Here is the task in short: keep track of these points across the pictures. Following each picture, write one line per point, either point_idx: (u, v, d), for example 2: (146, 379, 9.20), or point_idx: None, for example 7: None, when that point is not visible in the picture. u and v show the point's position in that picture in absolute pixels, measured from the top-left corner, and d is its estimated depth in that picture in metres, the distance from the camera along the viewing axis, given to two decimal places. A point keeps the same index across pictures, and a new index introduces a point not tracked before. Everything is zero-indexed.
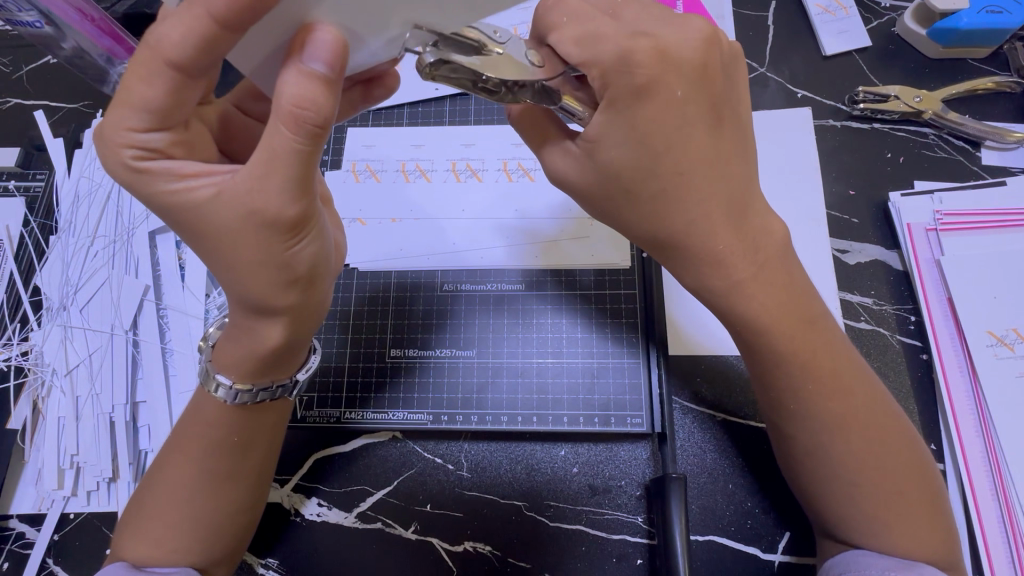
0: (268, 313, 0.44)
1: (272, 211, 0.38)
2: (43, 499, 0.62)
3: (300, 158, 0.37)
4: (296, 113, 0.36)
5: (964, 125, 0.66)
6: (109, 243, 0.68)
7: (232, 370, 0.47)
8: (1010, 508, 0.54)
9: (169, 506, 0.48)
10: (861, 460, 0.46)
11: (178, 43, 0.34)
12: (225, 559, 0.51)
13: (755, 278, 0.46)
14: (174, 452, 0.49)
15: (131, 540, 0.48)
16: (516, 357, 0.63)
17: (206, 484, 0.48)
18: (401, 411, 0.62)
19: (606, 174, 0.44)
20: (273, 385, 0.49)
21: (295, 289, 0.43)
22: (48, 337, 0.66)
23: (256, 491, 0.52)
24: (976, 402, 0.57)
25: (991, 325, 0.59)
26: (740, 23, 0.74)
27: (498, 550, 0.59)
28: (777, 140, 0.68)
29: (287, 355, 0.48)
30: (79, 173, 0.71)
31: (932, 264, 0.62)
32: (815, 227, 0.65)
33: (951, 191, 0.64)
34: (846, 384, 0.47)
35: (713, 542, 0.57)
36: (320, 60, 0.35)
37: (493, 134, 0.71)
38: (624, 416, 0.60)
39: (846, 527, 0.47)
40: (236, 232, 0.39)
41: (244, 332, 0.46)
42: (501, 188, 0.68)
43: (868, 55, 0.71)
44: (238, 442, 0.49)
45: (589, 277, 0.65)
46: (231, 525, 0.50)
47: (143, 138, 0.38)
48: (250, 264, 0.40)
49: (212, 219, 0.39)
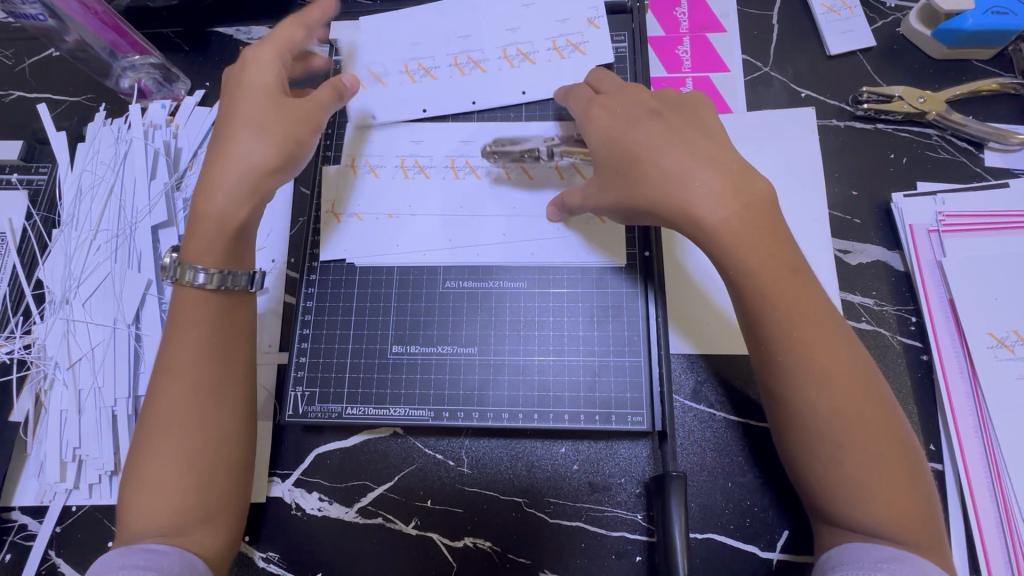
0: (235, 187, 0.53)
1: (295, 126, 0.56)
2: (46, 492, 0.63)
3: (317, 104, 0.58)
4: (332, 85, 0.60)
5: (967, 126, 0.65)
6: (112, 237, 0.68)
7: (197, 254, 0.53)
8: (1008, 507, 0.54)
9: (153, 463, 0.48)
10: (840, 402, 0.46)
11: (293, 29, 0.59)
12: (217, 531, 0.49)
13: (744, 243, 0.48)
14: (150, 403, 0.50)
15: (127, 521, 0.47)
16: (518, 354, 0.63)
17: (187, 433, 0.49)
18: (403, 407, 0.62)
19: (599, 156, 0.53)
20: (228, 279, 0.54)
21: (256, 189, 0.54)
22: (50, 331, 0.66)
23: (238, 445, 0.52)
24: (975, 402, 0.58)
25: (992, 327, 0.59)
26: (745, 22, 0.74)
27: (497, 546, 0.59)
28: (781, 140, 0.68)
29: (238, 248, 0.55)
30: (82, 166, 0.71)
31: (934, 265, 0.62)
32: (817, 228, 0.65)
33: (954, 193, 0.64)
34: (840, 356, 0.47)
35: (711, 539, 0.58)
36: (349, 79, 0.62)
37: (491, 131, 0.70)
38: (625, 414, 0.60)
39: (837, 502, 0.46)
40: (249, 104, 0.55)
41: (206, 217, 0.54)
42: (498, 188, 0.68)
43: (873, 55, 0.71)
44: (209, 378, 0.51)
45: (593, 278, 0.65)
46: (218, 481, 0.50)
47: (244, 55, 0.59)
48: (240, 124, 0.55)
49: (238, 86, 0.56)
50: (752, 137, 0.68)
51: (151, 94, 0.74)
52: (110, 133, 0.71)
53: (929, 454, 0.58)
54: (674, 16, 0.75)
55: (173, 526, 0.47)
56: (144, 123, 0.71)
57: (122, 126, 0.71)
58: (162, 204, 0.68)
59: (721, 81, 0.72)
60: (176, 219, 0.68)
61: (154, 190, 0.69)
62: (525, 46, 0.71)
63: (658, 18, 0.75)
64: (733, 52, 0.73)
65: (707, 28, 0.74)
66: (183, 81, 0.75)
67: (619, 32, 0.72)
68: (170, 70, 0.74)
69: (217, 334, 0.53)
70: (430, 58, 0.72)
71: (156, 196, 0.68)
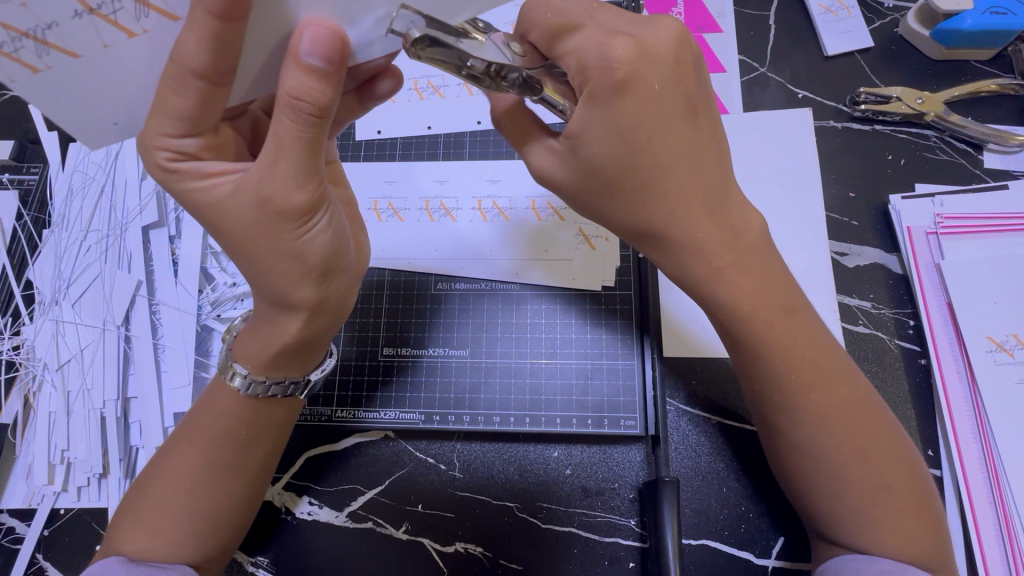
0: (289, 306, 0.44)
1: (282, 199, 0.38)
2: (34, 494, 0.63)
3: (303, 146, 0.37)
4: (294, 103, 0.36)
5: (966, 127, 0.65)
6: (103, 238, 0.67)
7: (248, 360, 0.47)
8: (1007, 515, 0.53)
9: (166, 492, 0.47)
10: (845, 453, 0.46)
11: (195, 52, 0.34)
12: (219, 556, 0.50)
13: (738, 270, 0.46)
14: (177, 441, 0.49)
15: (127, 535, 0.47)
16: (511, 357, 0.63)
17: (207, 477, 0.48)
18: (391, 410, 0.62)
19: (590, 171, 0.44)
20: (285, 380, 0.49)
21: (310, 282, 0.43)
22: (39, 331, 0.65)
23: (253, 494, 0.51)
24: (974, 407, 0.57)
25: (991, 331, 0.58)
26: (741, 23, 0.73)
27: (489, 551, 0.58)
28: (776, 142, 0.67)
29: (306, 354, 0.49)
30: (73, 166, 0.70)
31: (932, 268, 0.61)
32: (814, 230, 0.64)
33: (952, 195, 0.63)
34: (847, 391, 0.47)
35: (706, 546, 0.57)
36: (316, 55, 0.35)
37: (468, 170, 0.69)
38: (618, 418, 0.60)
39: (840, 527, 0.47)
40: (251, 225, 0.40)
41: (267, 325, 0.46)
42: (475, 229, 0.66)
43: (870, 56, 0.71)
44: (242, 435, 0.48)
45: (585, 293, 0.64)
46: (224, 521, 0.49)
47: (180, 143, 0.39)
48: (268, 254, 0.41)
49: (228, 214, 0.40)
50: (749, 138, 0.68)
51: None
52: None
53: (927, 459, 0.57)
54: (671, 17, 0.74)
55: (173, 556, 0.46)
56: None
57: None
58: (153, 205, 0.67)
59: (718, 82, 0.71)
60: (167, 220, 0.68)
61: (145, 190, 0.68)
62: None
63: None
64: (730, 52, 0.72)
65: (704, 28, 0.73)
66: None
67: None
68: None
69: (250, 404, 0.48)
70: (440, 77, 0.72)
71: (147, 196, 0.68)
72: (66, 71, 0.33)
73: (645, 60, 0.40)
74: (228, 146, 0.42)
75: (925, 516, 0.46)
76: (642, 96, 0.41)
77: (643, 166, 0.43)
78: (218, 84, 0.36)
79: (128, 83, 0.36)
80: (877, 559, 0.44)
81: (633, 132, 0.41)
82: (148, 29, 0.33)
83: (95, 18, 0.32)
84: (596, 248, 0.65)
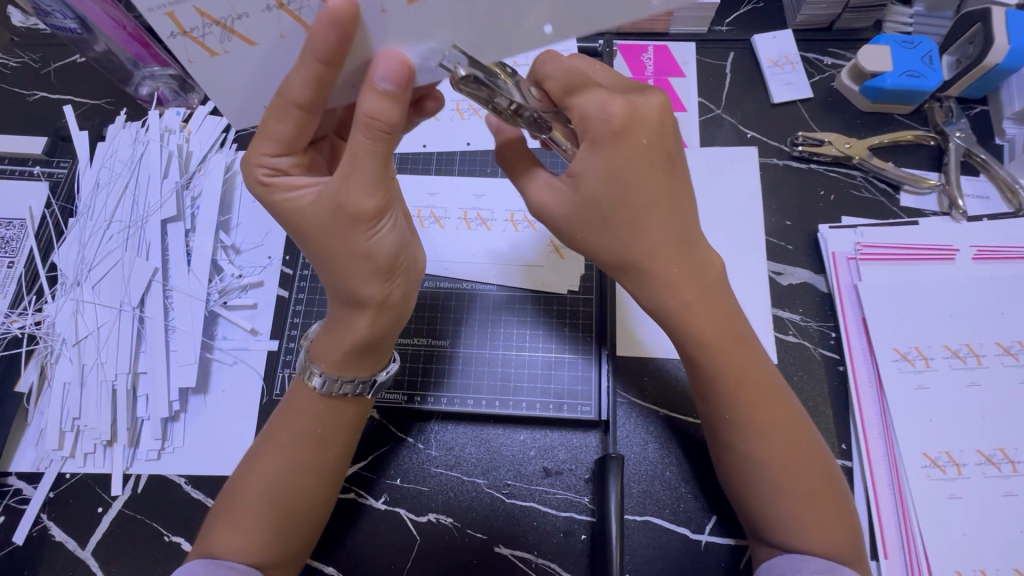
0: (359, 303, 0.52)
1: (355, 204, 0.47)
2: (43, 459, 0.69)
3: (376, 158, 0.47)
4: (369, 122, 0.45)
5: (886, 170, 0.75)
6: (124, 228, 0.74)
7: (324, 358, 0.56)
8: (903, 500, 0.62)
9: (253, 494, 0.54)
10: (790, 463, 0.54)
11: (300, 88, 0.44)
12: (288, 561, 0.55)
13: (701, 304, 0.55)
14: (261, 447, 0.56)
15: (217, 536, 0.53)
16: (486, 348, 0.71)
17: (288, 475, 0.55)
18: (443, 396, 0.69)
19: (587, 206, 0.53)
20: (355, 380, 0.57)
21: (377, 278, 0.51)
22: (60, 309, 0.72)
23: (326, 495, 0.57)
24: (880, 409, 0.66)
25: (896, 343, 0.68)
26: (701, 70, 0.84)
27: (458, 522, 0.66)
28: (725, 174, 0.78)
29: (373, 348, 0.55)
30: (101, 163, 0.78)
31: (851, 288, 0.71)
32: (754, 252, 0.74)
33: (871, 226, 0.74)
34: (785, 406, 0.56)
35: (649, 521, 0.65)
36: (389, 80, 0.44)
37: (457, 184, 0.78)
38: (575, 404, 0.68)
39: (781, 532, 0.53)
40: (328, 226, 0.49)
41: (339, 324, 0.55)
42: (461, 236, 0.75)
43: (810, 105, 0.82)
44: (319, 434, 0.56)
45: (552, 296, 0.72)
46: (302, 520, 0.55)
47: (276, 160, 0.50)
48: (343, 255, 0.50)
49: (309, 217, 0.49)
50: (702, 169, 0.78)
51: (168, 102, 0.84)
52: (128, 134, 0.79)
53: (841, 452, 0.66)
54: (641, 61, 0.85)
55: (261, 554, 0.53)
56: (161, 127, 0.79)
57: (139, 129, 0.79)
58: (172, 200, 0.75)
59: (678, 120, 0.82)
60: (184, 215, 0.75)
61: (166, 188, 0.75)
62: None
63: (626, 62, 0.85)
64: (690, 94, 0.83)
65: (668, 73, 0.84)
66: (196, 92, 0.85)
67: None
68: (185, 81, 0.84)
69: (326, 407, 0.57)
70: None
71: (167, 193, 0.75)
72: (238, 53, 0.43)
73: (635, 118, 0.50)
74: (314, 166, 0.53)
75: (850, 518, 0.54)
76: (632, 146, 0.50)
77: (627, 205, 0.52)
78: (309, 113, 0.47)
79: (248, 78, 0.46)
80: (813, 558, 0.51)
81: (620, 174, 0.51)
82: (284, 34, 0.43)
83: (280, 12, 0.41)
84: (564, 257, 0.73)
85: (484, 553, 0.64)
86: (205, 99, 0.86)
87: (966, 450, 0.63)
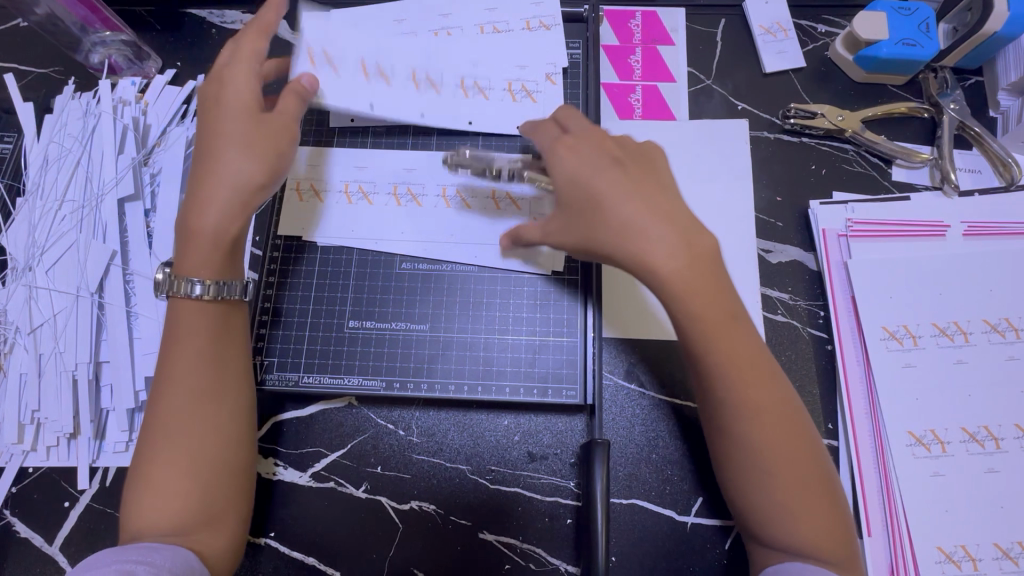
0: (227, 201, 0.52)
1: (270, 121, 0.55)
2: (2, 452, 0.66)
3: (297, 106, 0.58)
4: (303, 90, 0.59)
5: (879, 143, 0.73)
6: (77, 208, 0.69)
7: (190, 264, 0.53)
8: (888, 478, 0.63)
9: (160, 457, 0.49)
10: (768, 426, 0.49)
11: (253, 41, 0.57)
12: (220, 532, 0.49)
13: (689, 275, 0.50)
14: (160, 389, 0.51)
15: (132, 517, 0.48)
16: (467, 332, 0.68)
17: (185, 425, 0.50)
18: (414, 380, 0.66)
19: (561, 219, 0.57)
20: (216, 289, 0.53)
21: (248, 177, 0.53)
22: (12, 295, 0.68)
23: (238, 444, 0.52)
24: (867, 387, 0.66)
25: (886, 322, 0.66)
26: (691, 38, 0.81)
27: (441, 509, 0.64)
28: (715, 147, 0.75)
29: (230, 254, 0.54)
30: (49, 137, 0.72)
31: (841, 265, 0.70)
32: (744, 228, 0.72)
33: (863, 203, 0.72)
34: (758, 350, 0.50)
35: (635, 504, 0.64)
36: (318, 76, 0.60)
37: (434, 159, 0.73)
38: (561, 388, 0.66)
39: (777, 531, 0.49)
40: (232, 122, 0.54)
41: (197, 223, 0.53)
42: (439, 214, 0.71)
43: (803, 75, 0.79)
44: (206, 371, 0.51)
45: (539, 285, 0.69)
46: (218, 480, 0.50)
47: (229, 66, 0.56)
48: (234, 155, 0.53)
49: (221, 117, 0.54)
50: (692, 143, 0.75)
51: (122, 70, 0.77)
52: (78, 106, 0.73)
53: (827, 431, 0.66)
54: (629, 29, 0.81)
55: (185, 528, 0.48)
56: (114, 99, 0.73)
57: (90, 100, 0.73)
58: (129, 177, 0.70)
59: (667, 90, 0.78)
60: (142, 193, 0.71)
61: (122, 164, 0.70)
62: (500, 69, 0.76)
63: (614, 29, 0.81)
64: (680, 64, 0.79)
65: (658, 41, 0.80)
66: (153, 59, 0.79)
67: (574, 40, 0.78)
68: (140, 47, 0.78)
69: (211, 343, 0.52)
70: None
71: (123, 170, 0.70)
72: None
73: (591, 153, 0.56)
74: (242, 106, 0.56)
75: (815, 455, 0.50)
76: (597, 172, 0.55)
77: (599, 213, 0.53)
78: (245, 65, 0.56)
79: None
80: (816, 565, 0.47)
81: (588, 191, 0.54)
82: None
83: None
84: None
85: (468, 539, 0.63)
86: (163, 68, 0.79)
87: (951, 427, 0.63)
